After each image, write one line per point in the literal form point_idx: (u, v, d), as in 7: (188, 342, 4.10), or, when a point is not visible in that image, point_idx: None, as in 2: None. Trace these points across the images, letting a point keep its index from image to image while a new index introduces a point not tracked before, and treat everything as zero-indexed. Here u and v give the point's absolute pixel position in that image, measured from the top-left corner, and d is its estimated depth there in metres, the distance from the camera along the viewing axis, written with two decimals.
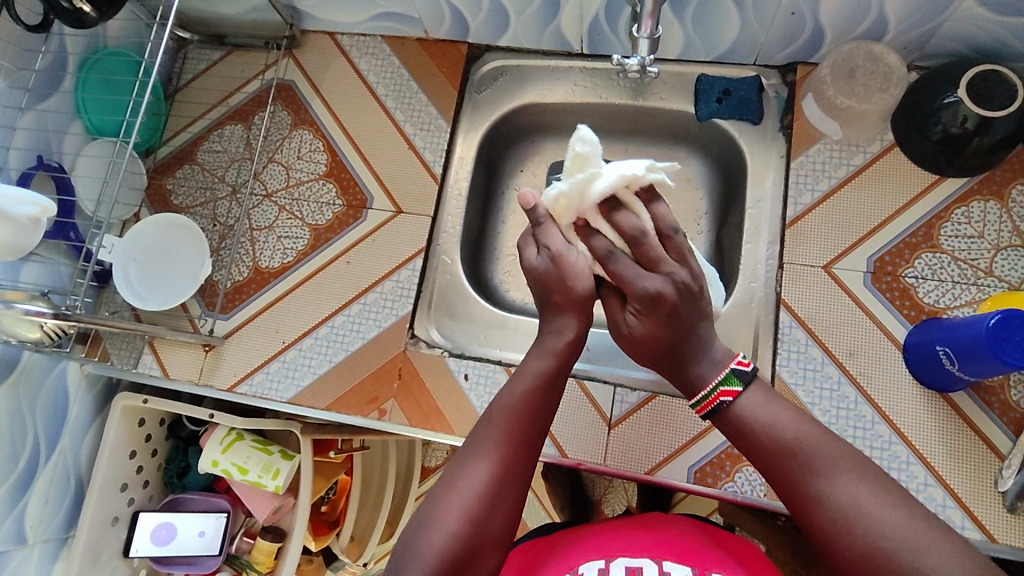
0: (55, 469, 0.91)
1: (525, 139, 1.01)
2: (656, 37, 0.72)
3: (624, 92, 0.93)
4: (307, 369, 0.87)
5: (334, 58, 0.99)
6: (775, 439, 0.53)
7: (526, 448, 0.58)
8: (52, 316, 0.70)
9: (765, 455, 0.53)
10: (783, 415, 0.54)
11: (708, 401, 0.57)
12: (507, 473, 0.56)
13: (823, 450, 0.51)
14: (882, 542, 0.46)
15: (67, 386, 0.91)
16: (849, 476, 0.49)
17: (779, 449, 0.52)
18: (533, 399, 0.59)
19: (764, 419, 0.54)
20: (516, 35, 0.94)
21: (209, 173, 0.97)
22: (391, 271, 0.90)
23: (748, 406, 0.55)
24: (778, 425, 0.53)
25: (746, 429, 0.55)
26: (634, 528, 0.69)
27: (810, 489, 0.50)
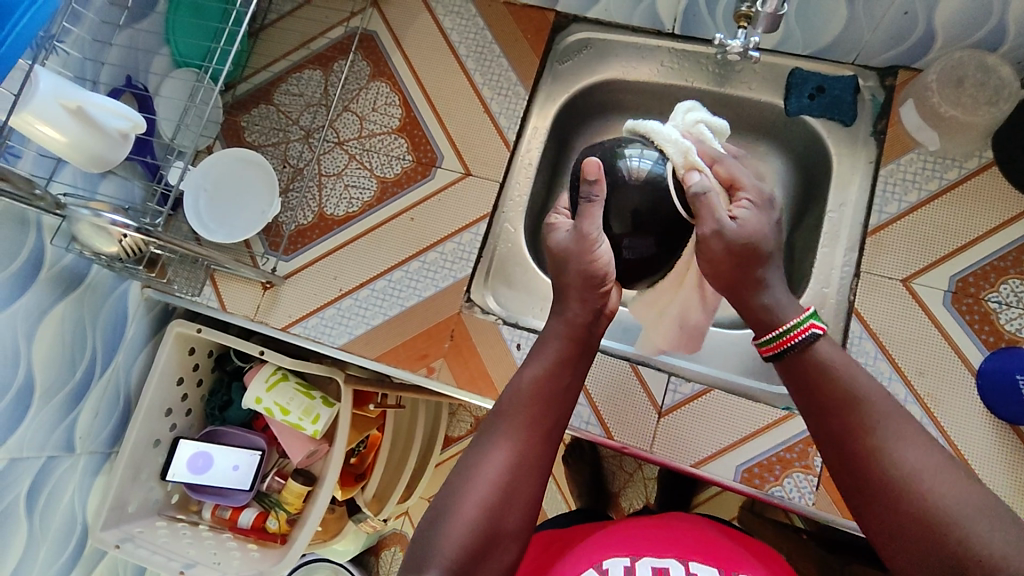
0: (107, 385, 0.94)
1: (601, 116, 1.00)
2: (779, 14, 0.68)
3: (709, 78, 0.91)
4: (362, 319, 0.88)
5: (419, 14, 0.99)
6: (856, 381, 0.53)
7: (542, 440, 0.60)
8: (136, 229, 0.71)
9: (841, 401, 0.53)
10: (862, 370, 0.54)
11: (792, 335, 0.56)
12: (524, 464, 0.58)
13: (894, 411, 0.52)
14: (946, 512, 0.46)
15: (127, 307, 0.94)
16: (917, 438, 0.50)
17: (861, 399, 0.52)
18: (546, 395, 0.62)
19: (842, 365, 0.54)
20: (607, 8, 0.92)
21: (284, 116, 0.97)
22: (453, 233, 0.89)
23: (831, 352, 0.55)
24: (857, 373, 0.54)
25: (820, 370, 0.54)
26: (657, 527, 0.67)
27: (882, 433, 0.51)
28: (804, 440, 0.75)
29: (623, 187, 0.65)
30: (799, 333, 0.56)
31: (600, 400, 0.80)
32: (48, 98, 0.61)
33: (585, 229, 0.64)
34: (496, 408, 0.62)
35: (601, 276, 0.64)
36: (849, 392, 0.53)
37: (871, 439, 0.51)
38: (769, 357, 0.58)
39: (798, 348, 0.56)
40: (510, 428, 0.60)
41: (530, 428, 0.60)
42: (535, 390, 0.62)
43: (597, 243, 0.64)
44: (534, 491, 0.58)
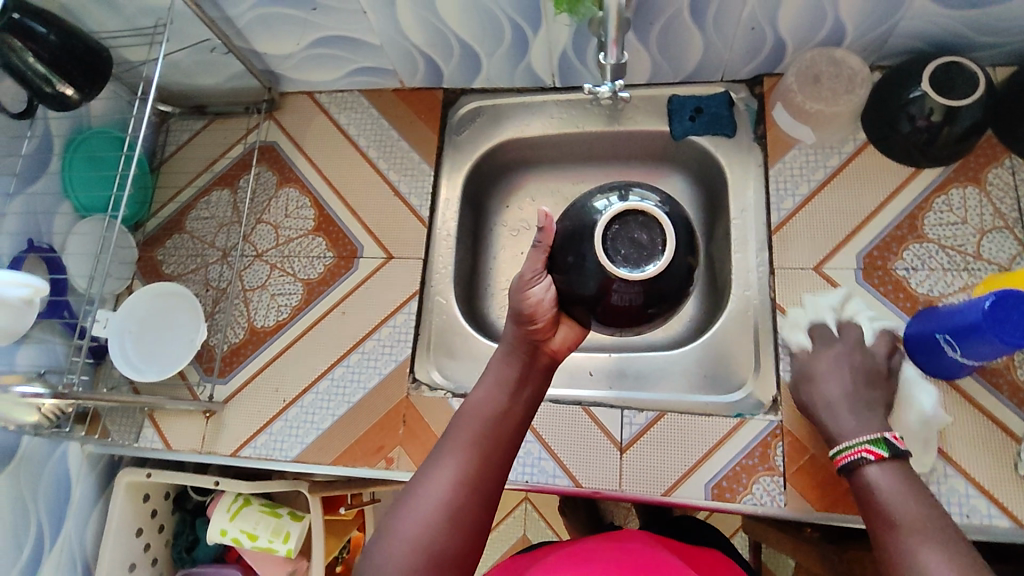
0: (61, 555, 0.89)
1: (508, 174, 1.03)
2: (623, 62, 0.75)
3: (600, 120, 0.96)
4: (311, 426, 0.87)
5: (314, 117, 1.03)
6: (895, 509, 0.54)
7: (488, 461, 0.60)
8: (50, 395, 0.70)
9: (879, 528, 0.54)
10: (907, 498, 0.54)
11: (846, 454, 0.60)
12: (469, 483, 0.58)
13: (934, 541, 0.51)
14: None
15: (69, 469, 0.90)
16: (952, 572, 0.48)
17: (895, 527, 0.53)
18: (494, 417, 0.62)
19: (892, 490, 0.55)
20: (488, 76, 0.97)
21: (199, 241, 0.99)
22: (386, 318, 0.91)
23: (880, 476, 0.57)
24: (898, 501, 0.54)
25: (875, 498, 0.56)
26: (599, 550, 0.60)
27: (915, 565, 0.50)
28: (761, 442, 0.76)
29: (588, 230, 0.59)
30: (851, 454, 0.60)
31: (561, 450, 0.79)
32: None
33: (524, 274, 0.64)
34: (445, 432, 0.62)
35: (530, 318, 0.64)
36: (907, 516, 0.53)
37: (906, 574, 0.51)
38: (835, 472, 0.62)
39: (852, 466, 0.59)
40: (456, 449, 0.60)
41: (475, 448, 0.60)
42: (480, 418, 0.62)
43: (532, 284, 0.64)
44: (479, 513, 0.57)
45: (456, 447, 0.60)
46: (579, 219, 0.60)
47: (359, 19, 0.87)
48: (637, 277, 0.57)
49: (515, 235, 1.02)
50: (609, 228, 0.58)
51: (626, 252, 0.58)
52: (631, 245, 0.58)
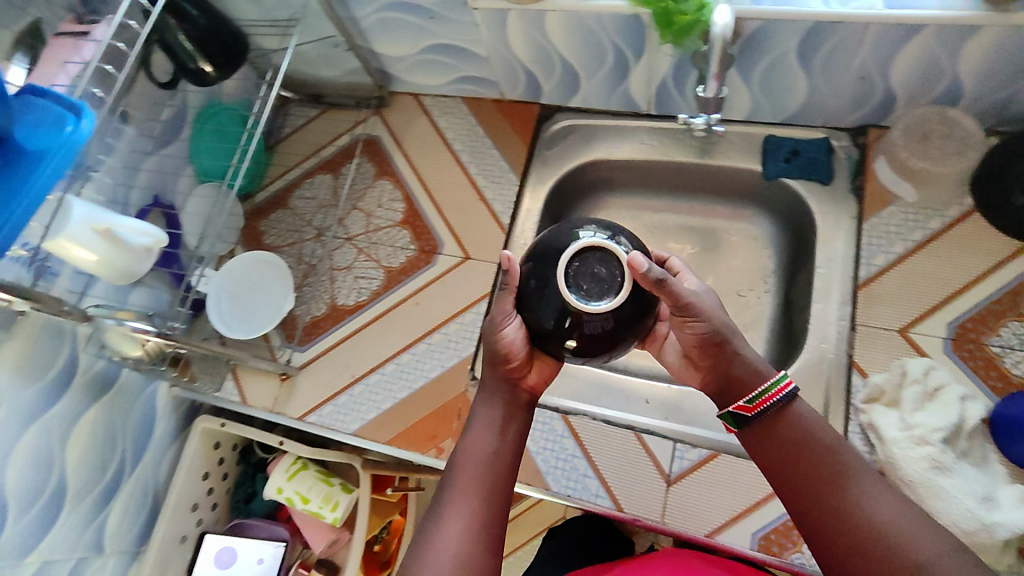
0: (136, 484, 0.98)
1: (592, 193, 1.05)
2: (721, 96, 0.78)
3: (692, 151, 0.96)
4: (374, 404, 0.92)
5: (416, 117, 1.09)
6: (823, 433, 0.60)
7: (488, 505, 0.62)
8: (155, 332, 0.81)
9: (817, 458, 0.59)
10: (825, 424, 0.61)
11: (766, 397, 0.61)
12: (474, 533, 0.60)
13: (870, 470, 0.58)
14: (923, 557, 0.52)
15: (156, 406, 0.99)
16: (885, 490, 0.56)
17: (836, 451, 0.59)
18: (488, 464, 0.64)
19: (815, 421, 0.61)
20: (585, 97, 1.00)
21: (298, 217, 1.07)
22: (456, 314, 0.94)
23: (807, 409, 0.62)
24: (822, 423, 0.61)
25: (804, 425, 0.60)
26: None
27: (855, 482, 0.57)
28: None
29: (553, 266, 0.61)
30: (779, 391, 0.61)
31: (609, 472, 0.80)
32: (81, 224, 0.69)
33: (496, 318, 0.66)
34: (439, 485, 0.64)
35: (506, 357, 0.66)
36: (830, 444, 0.59)
37: (852, 500, 0.56)
38: (747, 415, 0.62)
39: (775, 409, 0.61)
40: (454, 501, 0.62)
41: (472, 498, 0.62)
42: (472, 465, 0.63)
43: (505, 323, 0.65)
44: (488, 561, 0.59)
45: (452, 500, 0.62)
46: (546, 260, 0.62)
47: (470, 30, 0.91)
48: (591, 308, 0.60)
49: None
50: (569, 265, 0.61)
51: (587, 286, 0.61)
52: (592, 280, 0.61)
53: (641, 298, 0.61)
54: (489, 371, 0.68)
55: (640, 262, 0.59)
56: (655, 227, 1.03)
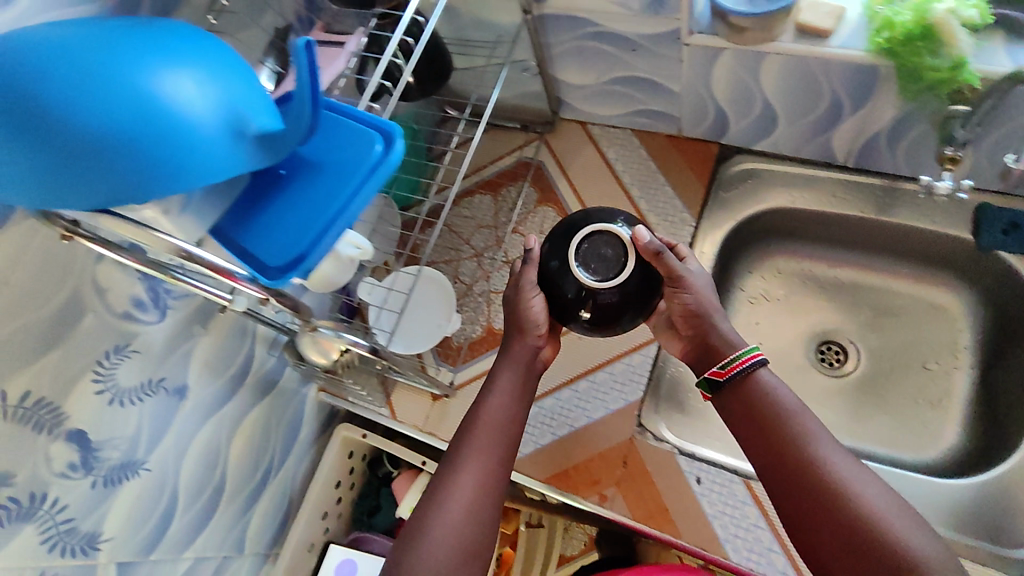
0: (277, 487, 0.97)
1: (764, 241, 1.01)
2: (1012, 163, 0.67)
3: (868, 204, 0.92)
4: (529, 438, 0.88)
5: (585, 146, 1.07)
6: (782, 399, 0.62)
7: (503, 458, 0.66)
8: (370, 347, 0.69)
9: (758, 420, 0.62)
10: (784, 388, 0.63)
11: (736, 363, 0.64)
12: (490, 482, 0.64)
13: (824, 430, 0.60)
14: (869, 512, 0.54)
15: (304, 410, 0.99)
16: (842, 448, 0.59)
17: (795, 415, 0.61)
18: (505, 420, 0.68)
19: (782, 389, 0.63)
20: (775, 142, 0.95)
21: (456, 235, 1.06)
22: (622, 354, 0.91)
23: (772, 376, 0.64)
24: (782, 390, 0.63)
25: (763, 393, 0.63)
26: None
27: (813, 442, 0.59)
28: None
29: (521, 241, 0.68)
30: (748, 359, 0.65)
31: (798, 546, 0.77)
32: None
33: (521, 288, 0.72)
34: (460, 436, 0.67)
35: (532, 326, 0.72)
36: (791, 408, 0.61)
37: (804, 457, 0.58)
38: (717, 380, 0.66)
39: (742, 376, 0.64)
40: (475, 450, 0.65)
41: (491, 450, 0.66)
42: (495, 421, 0.68)
43: (533, 294, 0.71)
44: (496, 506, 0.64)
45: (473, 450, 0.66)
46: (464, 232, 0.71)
47: (672, 66, 0.88)
48: (605, 282, 0.66)
49: (753, 303, 1.02)
50: (581, 246, 0.68)
51: (596, 265, 0.67)
52: (601, 258, 0.68)
53: (649, 276, 0.68)
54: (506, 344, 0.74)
55: (642, 234, 0.67)
56: (822, 283, 1.01)
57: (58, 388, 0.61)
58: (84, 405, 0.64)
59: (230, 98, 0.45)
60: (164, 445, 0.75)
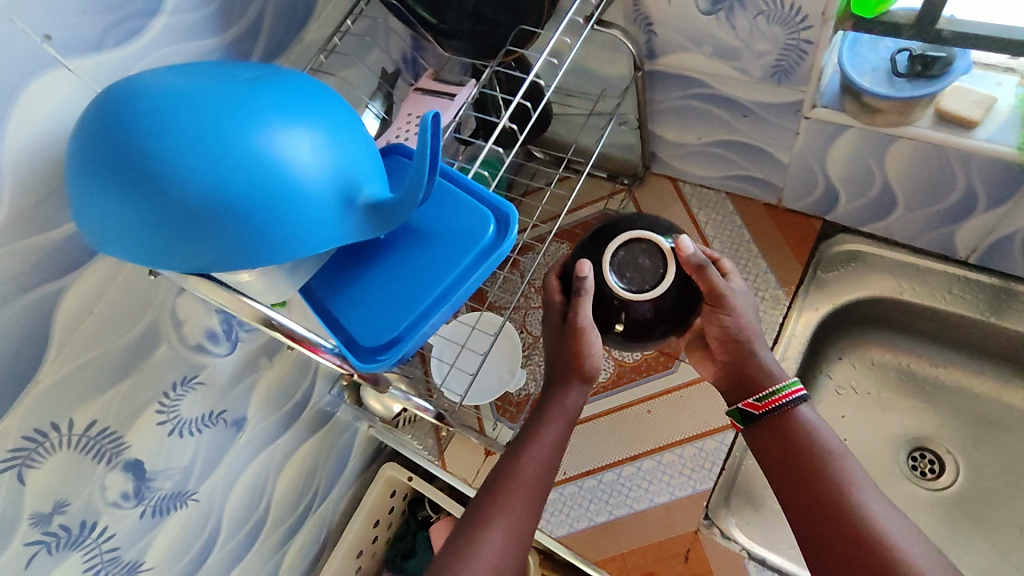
0: (316, 521, 0.94)
1: (860, 329, 0.93)
2: None
3: (977, 305, 0.84)
4: (585, 513, 0.83)
5: (674, 205, 1.01)
6: (823, 441, 0.56)
7: (534, 520, 0.56)
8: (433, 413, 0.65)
9: (802, 461, 0.55)
10: (829, 431, 0.57)
11: (777, 397, 0.59)
12: (517, 549, 0.54)
13: (862, 477, 0.54)
14: None
15: (353, 446, 0.96)
16: (882, 501, 0.52)
17: (835, 459, 0.55)
18: (541, 475, 0.58)
19: (820, 429, 0.57)
20: (887, 226, 0.88)
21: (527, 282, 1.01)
22: (695, 437, 0.84)
23: (810, 412, 0.58)
24: (824, 430, 0.57)
25: (803, 429, 0.57)
26: None
27: (852, 492, 0.53)
28: None
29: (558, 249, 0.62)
30: (789, 393, 0.59)
31: None
32: None
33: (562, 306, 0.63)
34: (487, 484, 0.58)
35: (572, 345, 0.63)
36: (831, 450, 0.55)
37: (841, 503, 0.52)
38: (751, 412, 0.60)
39: (779, 412, 0.59)
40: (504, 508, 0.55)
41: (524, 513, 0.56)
42: (531, 476, 0.57)
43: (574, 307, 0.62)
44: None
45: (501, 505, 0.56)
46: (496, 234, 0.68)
47: (786, 137, 0.82)
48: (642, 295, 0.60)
49: (839, 393, 0.93)
50: (616, 253, 0.61)
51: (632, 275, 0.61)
52: (637, 269, 0.61)
53: (685, 294, 0.61)
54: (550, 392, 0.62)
55: (686, 245, 0.60)
56: (921, 382, 0.91)
57: (123, 418, 0.59)
58: (145, 436, 0.62)
59: (345, 162, 0.43)
60: (215, 476, 0.73)
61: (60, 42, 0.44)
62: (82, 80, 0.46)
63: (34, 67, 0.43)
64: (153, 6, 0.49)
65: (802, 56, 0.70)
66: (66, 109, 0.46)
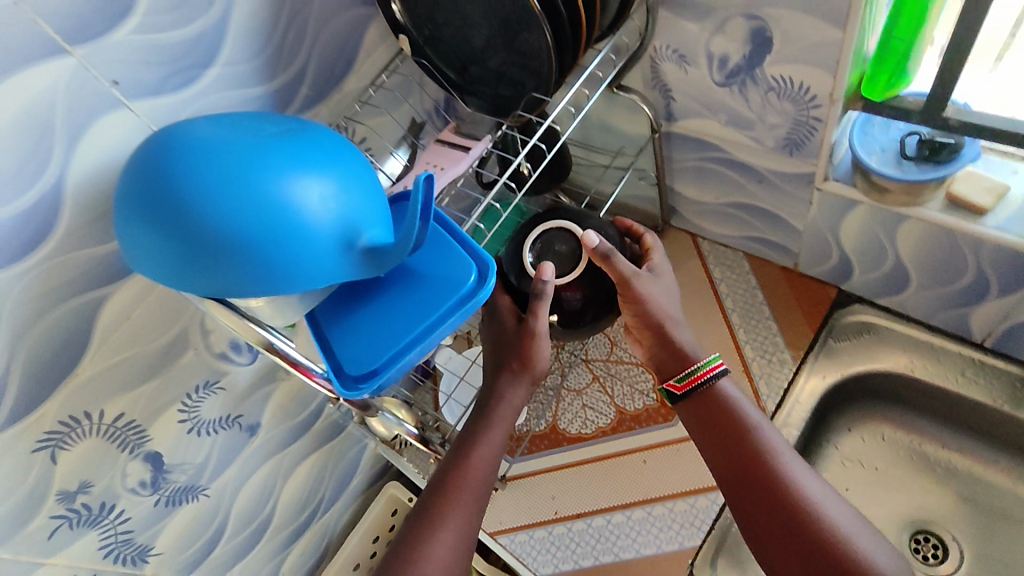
0: (318, 530, 0.99)
1: (870, 402, 0.92)
2: None
3: (997, 394, 0.82)
4: (572, 555, 0.85)
5: (691, 260, 1.03)
6: (746, 414, 0.65)
7: (477, 515, 0.61)
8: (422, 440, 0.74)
9: (728, 432, 0.64)
10: (749, 405, 0.67)
11: (696, 376, 0.67)
12: (464, 542, 0.59)
13: (781, 444, 0.63)
14: (840, 531, 0.57)
15: (359, 462, 1.01)
16: (799, 464, 0.62)
17: (754, 428, 0.64)
18: (482, 470, 0.63)
19: (741, 402, 0.66)
20: (902, 300, 0.87)
21: None
22: (687, 492, 0.85)
23: (730, 386, 0.67)
24: (746, 405, 0.66)
25: (727, 402, 0.66)
26: None
27: (773, 455, 0.62)
28: None
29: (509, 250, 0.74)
30: (709, 369, 0.67)
31: None
32: None
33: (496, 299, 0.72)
34: (433, 482, 0.62)
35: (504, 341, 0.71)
36: (751, 421, 0.64)
37: (762, 463, 0.62)
38: (677, 393, 0.68)
39: (703, 389, 0.67)
40: (449, 503, 0.60)
41: (468, 507, 0.60)
42: (476, 474, 0.62)
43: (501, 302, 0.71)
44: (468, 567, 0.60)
45: (445, 499, 0.60)
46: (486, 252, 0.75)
47: (799, 205, 0.83)
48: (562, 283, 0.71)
49: (846, 465, 0.90)
50: (534, 246, 0.73)
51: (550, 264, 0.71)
52: (554, 257, 0.72)
53: (599, 278, 0.72)
54: (497, 380, 0.68)
55: (591, 239, 0.67)
56: (931, 463, 0.88)
57: (148, 413, 0.66)
58: (167, 431, 0.69)
59: (348, 209, 0.48)
60: (226, 475, 0.79)
61: (125, 87, 0.52)
62: (140, 119, 0.54)
63: (103, 108, 0.52)
64: (208, 59, 0.57)
65: (812, 132, 0.72)
66: (126, 143, 0.54)
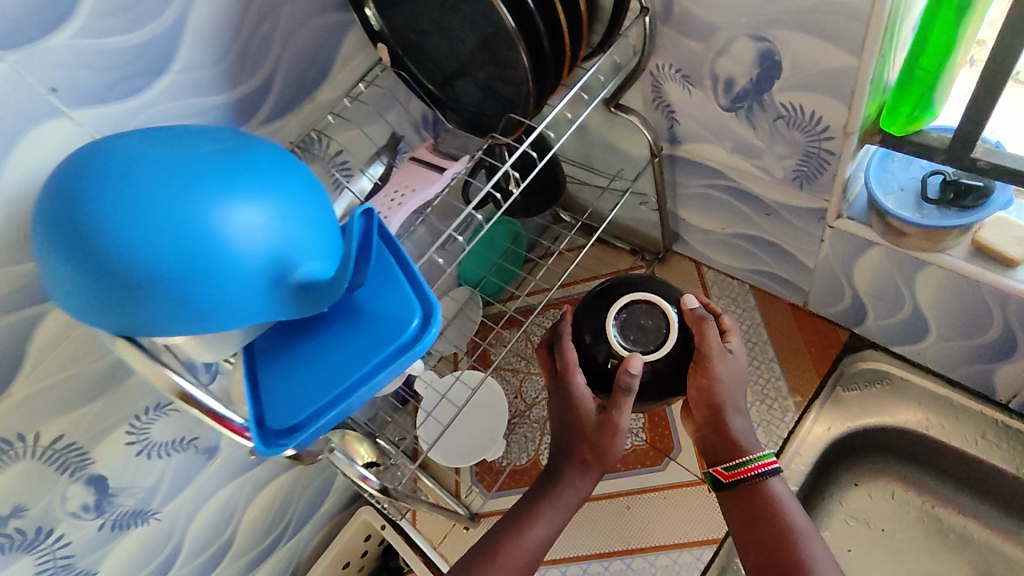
0: (284, 553, 0.95)
1: (878, 454, 0.83)
2: None
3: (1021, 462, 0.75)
4: None
5: (693, 289, 0.96)
6: (790, 515, 0.59)
7: None
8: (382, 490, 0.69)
9: (769, 530, 0.59)
10: (796, 505, 0.60)
11: (745, 468, 0.61)
12: None
13: (823, 554, 0.57)
14: None
15: (332, 484, 0.97)
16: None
17: (796, 531, 0.58)
18: (522, 551, 0.59)
19: (787, 500, 0.60)
20: (920, 350, 0.80)
21: (531, 346, 0.99)
22: (671, 545, 0.79)
23: (780, 484, 0.62)
24: (792, 504, 0.60)
25: (770, 500, 0.60)
26: None
27: (811, 564, 0.56)
28: None
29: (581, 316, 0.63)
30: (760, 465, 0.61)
31: None
32: None
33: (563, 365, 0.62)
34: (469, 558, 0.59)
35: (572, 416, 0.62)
36: (794, 525, 0.58)
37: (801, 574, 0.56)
38: (722, 480, 0.63)
39: (750, 482, 0.61)
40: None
41: None
42: (517, 557, 0.58)
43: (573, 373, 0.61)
44: None
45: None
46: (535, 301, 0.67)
47: (810, 241, 0.77)
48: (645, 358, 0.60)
49: (849, 523, 0.81)
50: (618, 316, 0.62)
51: (633, 336, 0.61)
52: (637, 331, 0.61)
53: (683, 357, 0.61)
54: (561, 464, 0.62)
55: (691, 300, 0.61)
56: (944, 529, 0.79)
57: (91, 435, 0.62)
58: (113, 454, 0.65)
59: (280, 242, 0.43)
60: (181, 498, 0.75)
61: (64, 94, 0.48)
62: (83, 128, 0.50)
63: (38, 118, 0.47)
64: (161, 65, 0.52)
65: (824, 165, 0.65)
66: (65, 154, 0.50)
